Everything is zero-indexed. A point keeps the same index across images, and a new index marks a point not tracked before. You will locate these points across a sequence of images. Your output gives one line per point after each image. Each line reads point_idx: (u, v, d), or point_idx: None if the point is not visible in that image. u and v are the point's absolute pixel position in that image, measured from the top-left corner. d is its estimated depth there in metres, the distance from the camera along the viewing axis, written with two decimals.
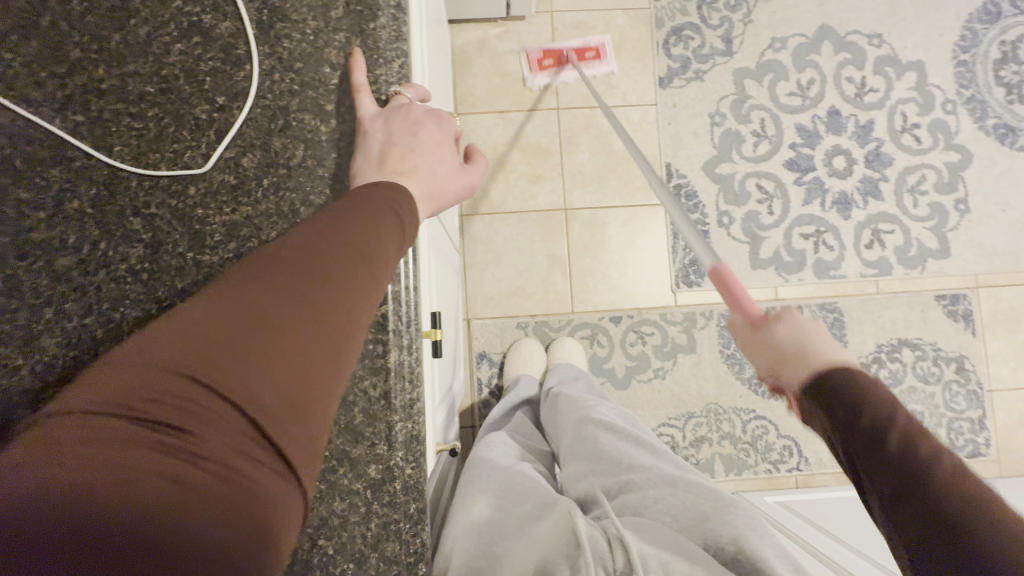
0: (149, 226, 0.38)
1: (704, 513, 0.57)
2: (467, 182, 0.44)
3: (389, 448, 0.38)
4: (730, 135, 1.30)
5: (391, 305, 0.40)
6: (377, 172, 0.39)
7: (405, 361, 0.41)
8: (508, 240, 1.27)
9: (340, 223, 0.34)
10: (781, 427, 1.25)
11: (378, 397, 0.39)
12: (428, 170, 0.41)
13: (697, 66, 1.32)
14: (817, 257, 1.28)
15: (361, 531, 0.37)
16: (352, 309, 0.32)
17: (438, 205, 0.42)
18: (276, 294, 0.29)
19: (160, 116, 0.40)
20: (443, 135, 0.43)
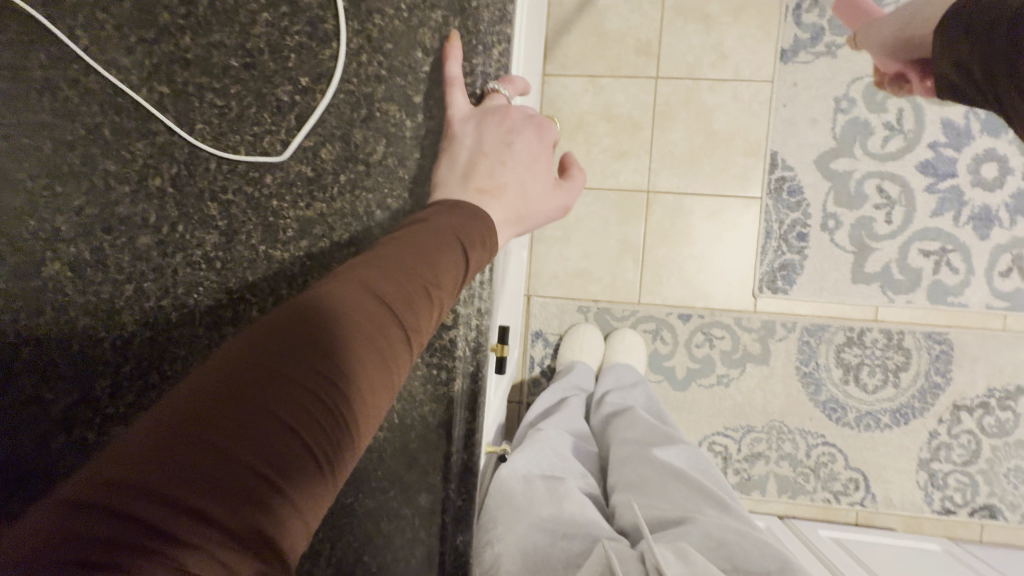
0: (225, 214, 0.38)
1: (768, 570, 0.58)
2: (561, 201, 0.39)
3: (442, 479, 0.39)
4: (856, 125, 1.12)
5: (461, 331, 0.39)
6: (460, 187, 0.35)
7: (467, 390, 0.39)
8: (581, 219, 1.20)
9: (379, 273, 0.29)
10: (851, 458, 1.15)
11: (436, 424, 0.39)
12: (519, 188, 0.36)
13: (831, 39, 1.12)
14: (935, 278, 1.12)
15: (406, 552, 0.40)
16: (378, 379, 0.27)
17: (524, 228, 0.37)
18: (293, 362, 0.25)
19: (242, 94, 0.38)
20: (542, 147, 0.37)
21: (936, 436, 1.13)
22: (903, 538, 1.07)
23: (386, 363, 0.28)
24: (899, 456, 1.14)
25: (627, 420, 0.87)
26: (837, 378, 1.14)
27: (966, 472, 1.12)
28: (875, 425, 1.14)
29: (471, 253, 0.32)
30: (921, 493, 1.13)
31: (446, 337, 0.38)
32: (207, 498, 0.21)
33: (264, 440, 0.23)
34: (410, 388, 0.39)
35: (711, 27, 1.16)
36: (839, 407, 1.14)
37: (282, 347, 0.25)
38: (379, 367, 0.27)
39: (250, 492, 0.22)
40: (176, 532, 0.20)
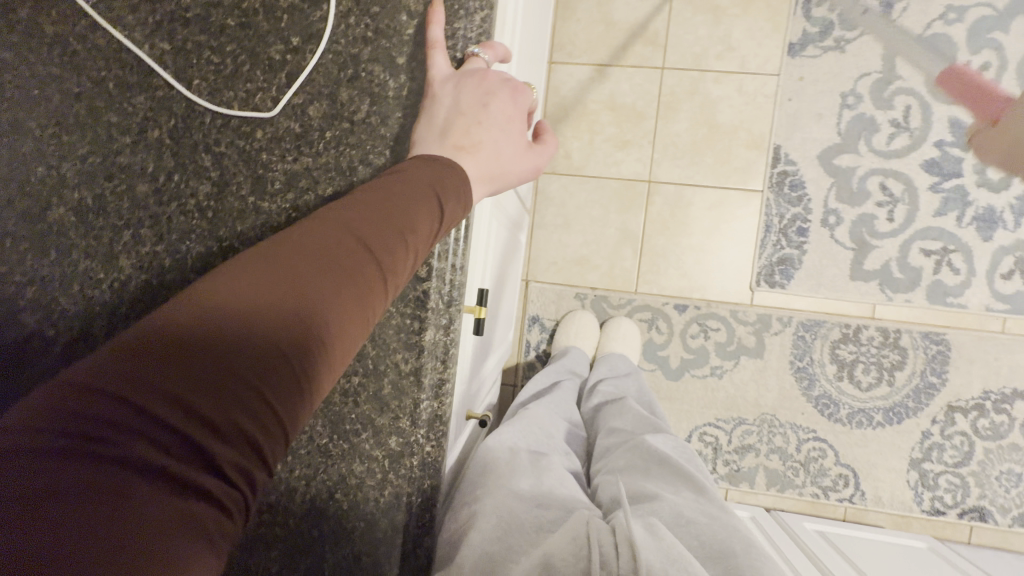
0: (218, 164, 0.40)
1: (731, 550, 0.58)
2: (534, 163, 0.40)
3: (412, 424, 0.41)
4: (861, 121, 1.12)
5: (434, 284, 0.40)
6: (438, 144, 0.37)
7: (441, 342, 0.42)
8: (582, 206, 1.21)
9: (365, 214, 0.31)
10: (842, 454, 1.15)
11: (408, 371, 0.41)
12: (493, 148, 0.37)
13: (840, 33, 1.12)
14: (935, 278, 1.11)
15: (374, 493, 0.42)
16: (358, 309, 0.29)
17: (497, 187, 0.39)
18: (279, 285, 0.26)
19: (237, 53, 0.39)
20: (516, 109, 0.39)
21: (928, 436, 1.13)
22: (890, 535, 1.07)
23: (368, 295, 0.29)
24: (890, 454, 1.14)
25: (621, 410, 0.90)
26: (831, 375, 1.14)
27: (958, 474, 1.12)
28: (867, 422, 1.14)
29: (446, 208, 0.34)
30: (911, 493, 1.13)
31: (420, 289, 0.40)
32: (198, 395, 0.23)
33: (247, 351, 0.24)
34: (384, 336, 0.41)
35: (719, 18, 1.16)
36: (832, 404, 1.14)
37: (269, 272, 0.27)
38: (361, 298, 0.29)
39: (232, 394, 0.24)
40: (166, 424, 0.22)
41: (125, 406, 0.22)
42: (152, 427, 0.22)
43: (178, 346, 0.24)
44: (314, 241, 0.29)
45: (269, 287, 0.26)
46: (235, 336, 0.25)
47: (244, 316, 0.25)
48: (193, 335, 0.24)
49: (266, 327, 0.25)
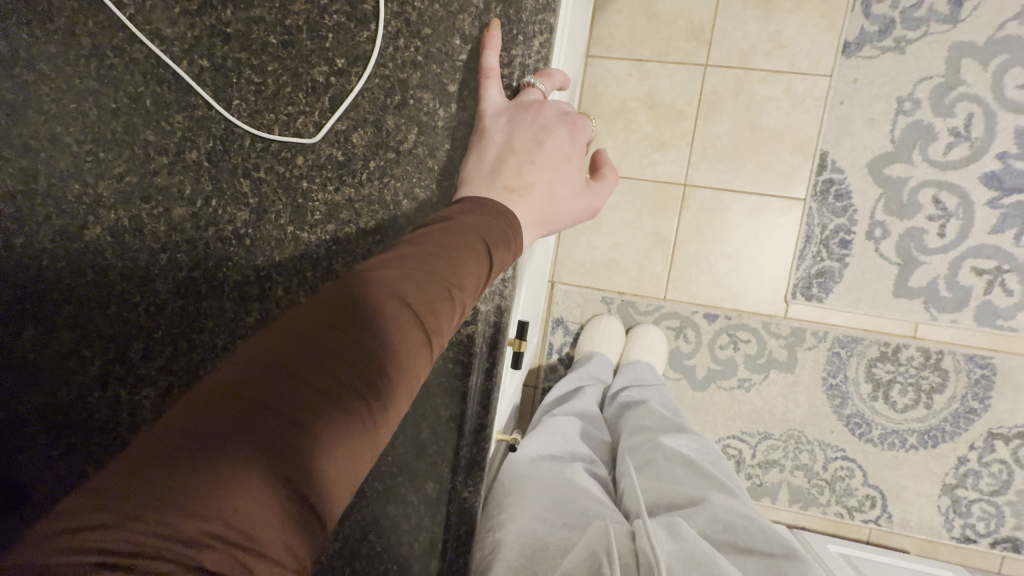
0: (257, 192, 0.39)
1: (770, 552, 0.60)
2: (589, 203, 0.38)
3: (450, 471, 0.41)
4: (918, 129, 1.05)
5: (479, 328, 0.39)
6: (487, 184, 0.34)
7: (480, 386, 0.40)
8: (613, 208, 1.17)
9: (405, 273, 0.29)
10: (870, 475, 1.12)
11: (448, 418, 0.40)
12: (547, 190, 0.35)
13: (901, 33, 1.04)
14: (985, 299, 1.05)
15: (410, 536, 0.42)
16: (399, 376, 0.28)
17: (549, 229, 0.36)
18: (318, 362, 0.25)
19: (279, 72, 0.38)
20: (573, 146, 0.36)
21: (964, 462, 1.08)
22: (917, 562, 1.04)
23: (410, 360, 0.28)
24: (922, 478, 1.10)
25: (642, 410, 0.89)
26: (865, 394, 1.10)
27: (993, 502, 1.08)
28: (900, 445, 1.10)
29: (496, 253, 0.32)
30: (941, 518, 1.10)
31: (464, 332, 0.39)
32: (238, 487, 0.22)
33: (290, 436, 0.24)
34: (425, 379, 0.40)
35: (771, 13, 1.09)
36: (863, 423, 1.11)
37: (306, 347, 0.26)
38: (403, 365, 0.28)
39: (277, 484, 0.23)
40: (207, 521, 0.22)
41: (171, 504, 0.21)
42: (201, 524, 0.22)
43: (217, 436, 0.23)
44: (350, 310, 0.27)
45: (308, 364, 0.25)
46: (276, 421, 0.24)
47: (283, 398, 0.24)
48: (232, 422, 0.23)
49: (307, 409, 0.24)
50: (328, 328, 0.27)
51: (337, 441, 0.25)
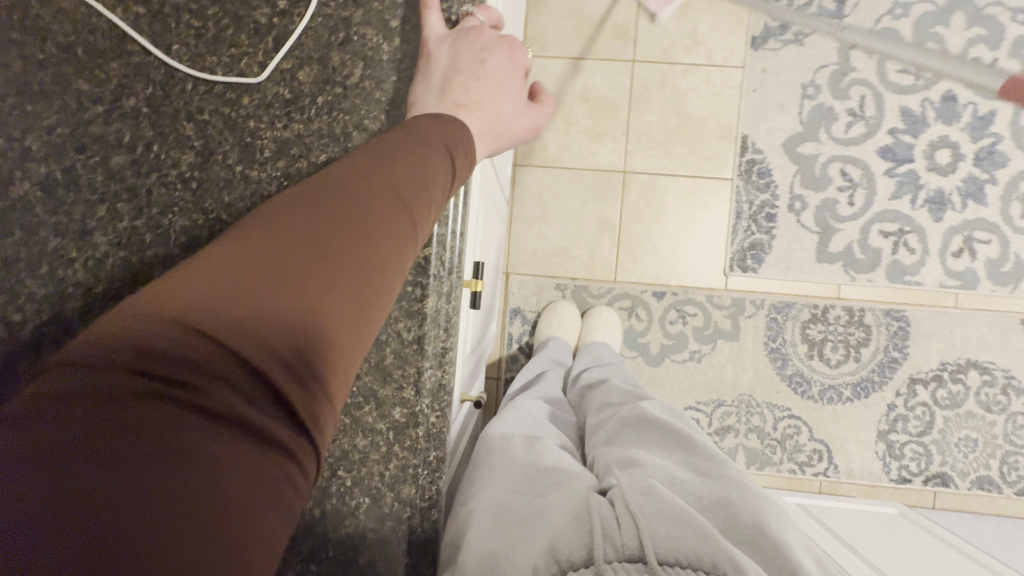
0: (201, 133, 0.41)
1: (729, 500, 0.58)
2: (532, 121, 0.40)
3: (416, 395, 0.41)
4: (821, 111, 1.17)
5: (434, 250, 0.40)
6: (437, 102, 0.36)
7: (442, 308, 0.42)
8: (560, 198, 1.22)
9: (378, 168, 0.29)
10: (815, 430, 1.20)
11: (411, 340, 0.41)
12: (492, 105, 0.37)
13: (798, 28, 1.17)
14: (893, 259, 1.17)
15: (379, 469, 0.42)
16: (383, 254, 0.27)
17: (498, 146, 0.39)
18: (294, 238, 0.25)
19: (220, 18, 0.41)
20: (513, 66, 0.39)
21: (893, 408, 1.19)
22: (864, 504, 1.12)
23: (392, 239, 0.28)
24: (860, 428, 1.19)
25: (606, 389, 0.91)
26: (802, 354, 1.19)
27: (921, 443, 1.18)
28: (837, 398, 1.19)
29: (457, 159, 0.33)
30: (880, 463, 1.19)
31: (421, 254, 0.40)
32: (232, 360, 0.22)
33: (267, 303, 0.23)
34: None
35: (686, 13, 1.20)
36: (804, 381, 1.19)
37: (281, 227, 0.25)
38: (385, 243, 0.27)
39: (273, 352, 0.23)
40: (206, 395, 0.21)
41: (167, 389, 0.21)
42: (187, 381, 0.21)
43: (196, 302, 0.23)
44: (323, 195, 0.27)
45: (281, 240, 0.25)
46: (252, 289, 0.23)
47: (259, 269, 0.24)
48: (210, 291, 0.23)
49: (283, 279, 0.24)
50: (302, 212, 0.26)
51: (319, 307, 0.24)
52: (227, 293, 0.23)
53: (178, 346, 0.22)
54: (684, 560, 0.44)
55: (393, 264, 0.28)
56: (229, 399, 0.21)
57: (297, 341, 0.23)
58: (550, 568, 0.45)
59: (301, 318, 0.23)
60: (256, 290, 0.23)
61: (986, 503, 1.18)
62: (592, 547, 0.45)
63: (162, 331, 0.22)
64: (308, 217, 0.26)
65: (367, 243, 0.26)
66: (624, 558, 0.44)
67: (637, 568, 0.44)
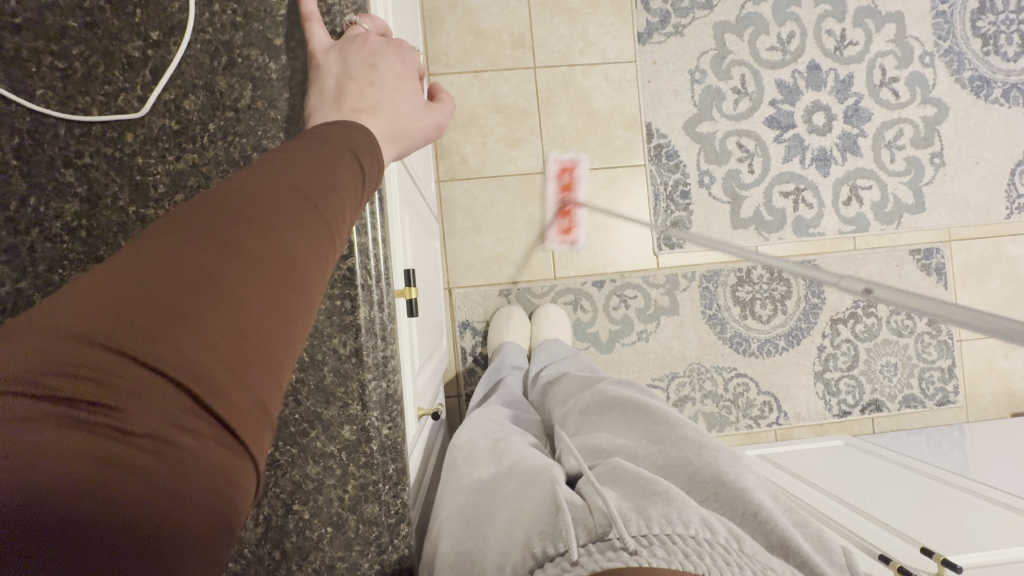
0: (84, 179, 0.39)
1: (687, 459, 0.61)
2: (433, 120, 0.40)
3: (362, 408, 0.40)
4: (711, 93, 1.28)
5: (358, 259, 0.40)
6: (335, 111, 0.36)
7: (376, 318, 0.41)
8: (488, 206, 1.24)
9: (286, 173, 0.28)
10: (761, 384, 1.28)
11: (349, 354, 0.40)
12: (391, 107, 0.37)
13: (677, 21, 1.27)
14: (796, 215, 1.29)
15: (338, 493, 0.40)
16: (299, 263, 0.26)
17: (404, 147, 0.38)
18: (201, 253, 0.23)
19: (85, 55, 0.39)
20: (405, 67, 0.39)
21: (824, 349, 1.29)
22: (815, 441, 1.20)
23: (308, 246, 0.26)
24: (799, 373, 1.29)
25: (565, 381, 0.93)
26: (737, 315, 1.27)
27: (852, 376, 1.30)
28: (775, 349, 1.28)
29: (364, 163, 0.33)
30: (822, 402, 1.29)
31: (345, 265, 0.39)
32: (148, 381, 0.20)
33: (179, 322, 0.21)
34: (316, 323, 0.40)
35: (575, 18, 1.27)
36: (743, 340, 1.27)
37: (182, 240, 0.23)
38: (301, 252, 0.26)
39: (195, 370, 0.20)
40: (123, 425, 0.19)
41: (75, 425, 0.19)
42: (97, 412, 0.19)
43: (93, 327, 0.20)
44: (227, 204, 0.25)
45: (186, 253, 0.22)
46: (168, 307, 0.21)
47: (161, 288, 0.21)
48: (108, 314, 0.20)
49: (194, 294, 0.22)
50: (205, 221, 0.24)
51: (240, 321, 0.22)
52: (132, 313, 0.20)
53: (74, 377, 0.19)
54: (654, 527, 0.44)
55: (314, 271, 0.27)
56: (149, 426, 0.19)
57: (220, 359, 0.21)
58: (526, 564, 0.44)
59: (220, 334, 0.21)
60: (170, 303, 0.21)
61: (914, 418, 1.31)
62: (563, 534, 0.43)
63: (58, 362, 0.19)
64: (215, 224, 0.24)
65: (283, 254, 0.25)
66: (597, 538, 0.43)
67: (611, 544, 0.41)
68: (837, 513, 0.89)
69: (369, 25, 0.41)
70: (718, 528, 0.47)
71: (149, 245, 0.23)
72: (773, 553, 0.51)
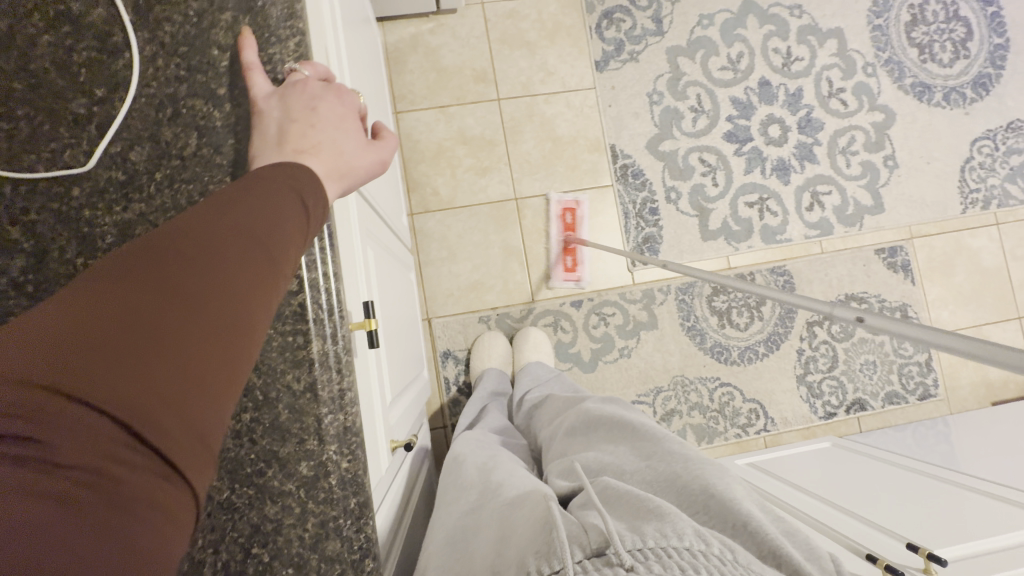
0: (32, 235, 0.40)
1: (675, 474, 0.61)
2: (377, 156, 0.42)
3: (320, 443, 0.40)
4: (669, 113, 1.33)
5: (309, 294, 0.41)
6: (278, 153, 0.37)
7: (330, 351, 0.42)
8: (462, 235, 1.26)
9: (233, 209, 0.29)
10: (745, 391, 1.29)
11: (303, 389, 0.40)
12: (333, 146, 0.38)
13: (631, 48, 1.34)
14: (763, 223, 1.33)
15: (297, 532, 0.39)
16: (245, 298, 0.26)
17: (349, 184, 0.39)
18: (143, 290, 0.24)
19: (31, 115, 0.40)
20: (346, 109, 0.41)
21: (803, 352, 1.31)
22: (803, 445, 1.21)
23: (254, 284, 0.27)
24: (781, 378, 1.30)
25: (551, 402, 0.93)
26: (715, 325, 1.29)
27: (834, 377, 1.31)
28: (755, 356, 1.29)
29: (312, 202, 0.34)
30: (807, 406, 1.30)
31: (296, 301, 0.40)
32: (81, 418, 0.20)
33: (117, 358, 0.22)
34: (269, 361, 0.40)
35: (534, 51, 1.32)
36: (723, 349, 1.29)
37: (125, 279, 0.24)
38: (246, 285, 0.27)
39: (131, 404, 0.21)
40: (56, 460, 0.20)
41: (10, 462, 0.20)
42: (33, 450, 0.20)
43: (35, 364, 0.21)
44: (174, 241, 0.26)
45: (129, 291, 0.23)
46: (106, 343, 0.22)
47: (103, 326, 0.22)
48: (48, 353, 0.21)
49: (134, 330, 0.23)
50: (151, 260, 0.25)
51: (178, 354, 0.23)
52: (71, 350, 0.21)
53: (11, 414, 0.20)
54: (649, 540, 0.44)
55: (261, 304, 0.28)
56: (83, 460, 0.20)
57: (156, 391, 0.22)
58: None
59: (156, 369, 0.22)
60: (110, 339, 0.22)
61: (899, 414, 1.32)
62: (558, 552, 0.43)
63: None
64: (159, 261, 0.25)
65: (226, 287, 0.26)
66: (593, 554, 0.43)
67: (607, 561, 0.43)
68: (825, 516, 0.89)
69: (307, 71, 0.42)
70: (713, 541, 0.46)
71: (94, 282, 0.24)
72: (765, 564, 0.50)
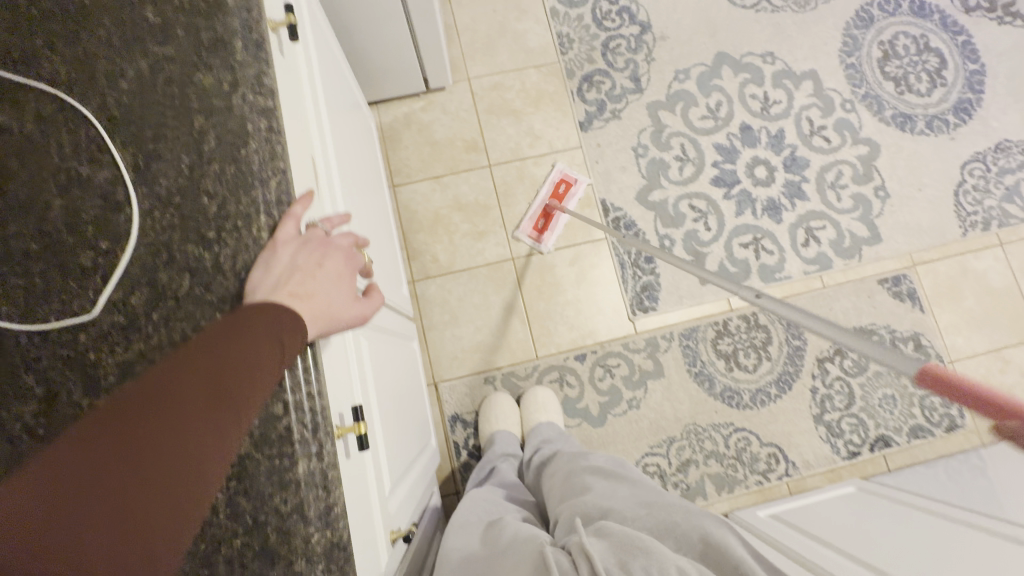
0: (43, 380, 0.43)
1: (675, 522, 0.62)
2: (360, 312, 0.47)
3: (307, 562, 0.41)
4: (655, 164, 1.37)
5: (293, 416, 0.43)
6: (275, 291, 0.42)
7: (316, 469, 0.44)
8: (463, 299, 1.29)
9: (216, 352, 0.36)
10: (762, 435, 1.25)
11: (290, 510, 0.42)
12: (324, 299, 0.44)
13: (613, 106, 1.40)
14: (760, 263, 1.34)
15: None
16: (211, 441, 0.33)
17: (325, 331, 0.44)
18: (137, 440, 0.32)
19: (47, 271, 0.45)
20: (346, 269, 0.47)
21: (817, 391, 1.28)
22: (827, 490, 1.17)
23: (206, 438, 0.33)
24: (797, 419, 1.27)
25: (558, 459, 0.93)
26: (722, 369, 1.28)
27: (852, 414, 1.27)
28: (768, 399, 1.27)
29: (289, 334, 0.39)
30: (828, 447, 1.26)
31: (280, 425, 0.43)
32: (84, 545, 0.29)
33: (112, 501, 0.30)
34: (257, 485, 0.42)
35: (520, 118, 1.40)
36: (734, 393, 1.27)
37: (122, 425, 0.32)
38: (212, 430, 0.33)
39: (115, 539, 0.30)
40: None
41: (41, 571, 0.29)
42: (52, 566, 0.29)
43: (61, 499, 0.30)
44: (164, 391, 0.33)
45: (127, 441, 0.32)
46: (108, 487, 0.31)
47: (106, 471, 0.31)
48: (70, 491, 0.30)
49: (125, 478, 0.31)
50: (143, 405, 0.33)
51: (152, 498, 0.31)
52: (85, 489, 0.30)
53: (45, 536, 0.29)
54: None
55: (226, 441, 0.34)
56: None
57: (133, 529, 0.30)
58: None
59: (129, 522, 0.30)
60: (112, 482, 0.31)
61: (927, 449, 1.27)
62: None
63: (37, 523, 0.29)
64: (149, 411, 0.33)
65: (195, 435, 0.33)
66: None
67: None
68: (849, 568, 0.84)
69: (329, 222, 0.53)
70: None
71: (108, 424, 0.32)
72: None
